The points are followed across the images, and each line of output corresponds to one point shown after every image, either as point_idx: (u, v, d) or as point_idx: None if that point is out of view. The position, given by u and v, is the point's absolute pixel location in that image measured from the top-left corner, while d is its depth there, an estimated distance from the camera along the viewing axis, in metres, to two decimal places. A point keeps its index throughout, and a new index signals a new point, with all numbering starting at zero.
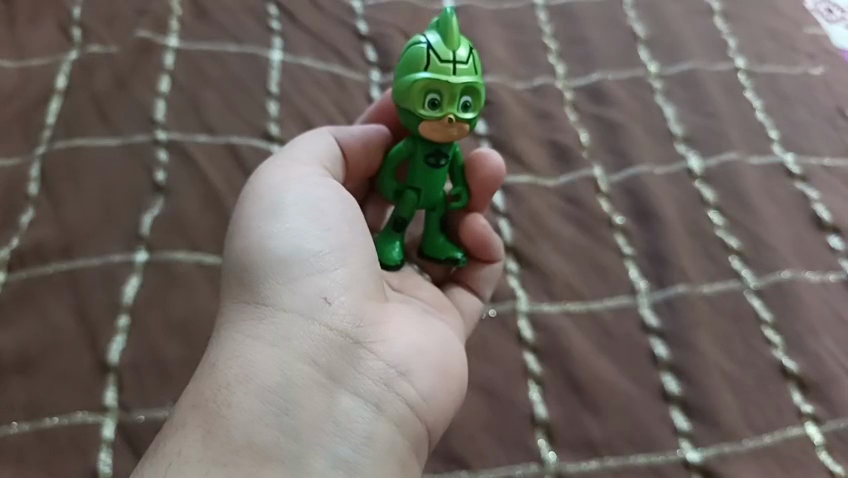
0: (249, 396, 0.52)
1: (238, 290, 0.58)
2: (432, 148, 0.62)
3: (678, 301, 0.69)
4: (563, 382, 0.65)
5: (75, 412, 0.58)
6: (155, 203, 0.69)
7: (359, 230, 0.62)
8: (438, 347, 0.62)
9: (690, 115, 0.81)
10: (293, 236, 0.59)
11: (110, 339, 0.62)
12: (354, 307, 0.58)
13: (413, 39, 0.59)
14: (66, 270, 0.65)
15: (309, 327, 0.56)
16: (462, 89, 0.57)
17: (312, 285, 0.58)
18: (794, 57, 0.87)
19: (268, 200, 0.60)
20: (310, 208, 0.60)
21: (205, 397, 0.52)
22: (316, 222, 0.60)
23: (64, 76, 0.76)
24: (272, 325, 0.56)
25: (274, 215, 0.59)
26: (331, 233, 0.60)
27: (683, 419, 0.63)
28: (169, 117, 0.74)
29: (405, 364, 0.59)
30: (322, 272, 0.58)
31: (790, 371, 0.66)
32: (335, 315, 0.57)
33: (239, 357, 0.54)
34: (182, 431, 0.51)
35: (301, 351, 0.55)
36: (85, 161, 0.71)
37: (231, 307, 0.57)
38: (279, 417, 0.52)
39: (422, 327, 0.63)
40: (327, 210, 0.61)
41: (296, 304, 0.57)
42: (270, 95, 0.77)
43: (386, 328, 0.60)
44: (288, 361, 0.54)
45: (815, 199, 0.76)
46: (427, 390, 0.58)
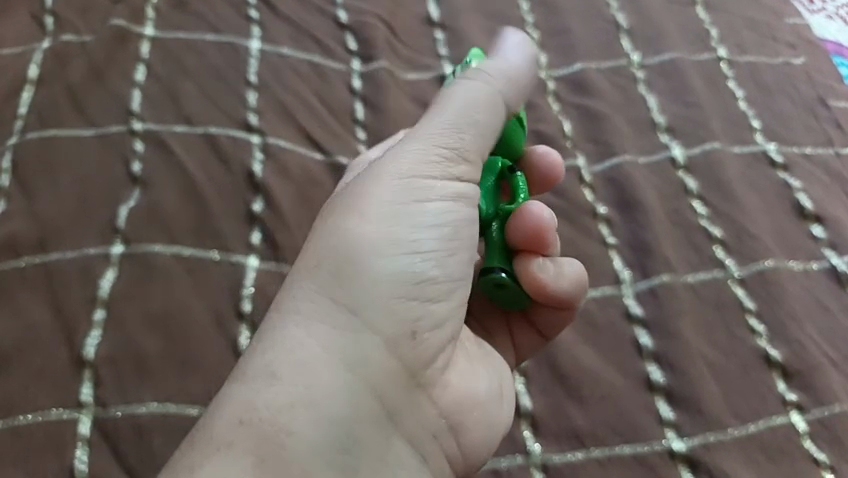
0: (315, 427, 0.48)
1: (330, 281, 0.52)
2: None
3: (661, 290, 0.68)
4: (548, 374, 0.65)
5: (49, 409, 0.57)
6: (132, 194, 0.68)
7: (458, 263, 0.57)
8: (496, 398, 0.60)
9: (673, 104, 0.81)
10: (398, 255, 0.54)
11: (85, 334, 0.60)
12: (434, 346, 0.55)
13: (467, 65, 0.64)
14: (40, 264, 0.63)
15: (390, 359, 0.52)
16: None
17: (408, 313, 0.54)
18: (775, 46, 0.87)
19: (385, 191, 0.55)
20: (432, 217, 0.56)
21: (263, 414, 0.48)
22: (417, 244, 0.55)
23: (36, 65, 0.75)
24: (356, 345, 0.51)
25: (388, 217, 0.54)
26: (430, 259, 0.55)
27: (667, 409, 0.63)
28: (146, 107, 0.73)
29: (461, 418, 0.57)
30: (414, 301, 0.54)
31: (774, 359, 0.65)
32: (417, 351, 0.54)
33: (310, 376, 0.49)
34: (228, 451, 0.46)
35: (375, 387, 0.51)
36: (59, 152, 0.69)
37: (319, 303, 0.51)
38: (342, 458, 0.48)
39: (482, 372, 0.60)
40: (451, 228, 0.57)
41: (388, 328, 0.53)
42: (249, 85, 0.76)
43: (453, 373, 0.58)
44: (361, 395, 0.50)
45: (798, 188, 0.76)
46: (470, 445, 0.57)
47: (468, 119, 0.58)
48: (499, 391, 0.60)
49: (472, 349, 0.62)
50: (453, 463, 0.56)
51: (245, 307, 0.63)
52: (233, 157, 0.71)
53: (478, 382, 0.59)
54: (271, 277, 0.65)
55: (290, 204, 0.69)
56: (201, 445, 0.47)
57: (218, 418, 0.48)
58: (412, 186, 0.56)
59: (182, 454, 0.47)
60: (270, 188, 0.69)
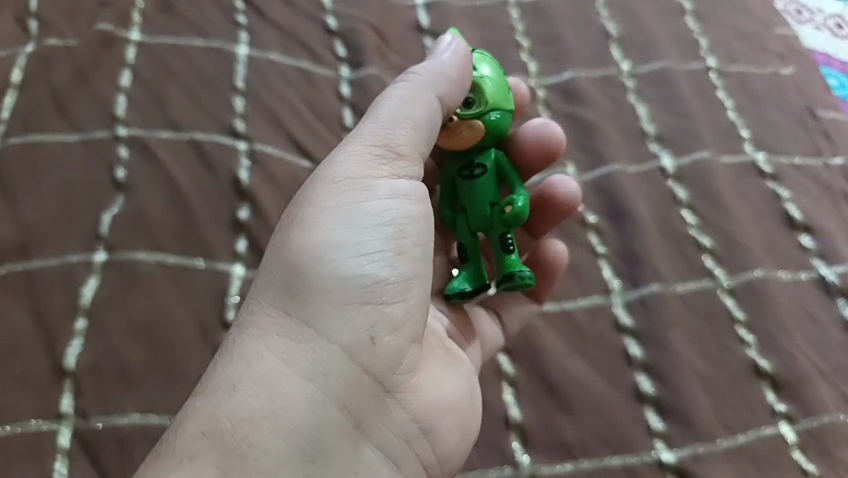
0: (277, 438, 0.49)
1: (281, 294, 0.53)
2: (466, 162, 0.61)
3: (651, 300, 0.68)
4: (537, 384, 0.64)
5: (29, 420, 0.56)
6: (116, 200, 0.66)
7: (414, 255, 0.57)
8: (467, 401, 0.60)
9: (663, 113, 0.81)
10: (349, 259, 0.54)
11: (66, 343, 0.59)
12: (399, 349, 0.55)
13: None
14: (21, 271, 0.62)
15: (349, 365, 0.52)
16: None
17: (363, 319, 0.54)
18: (764, 57, 0.87)
19: (330, 195, 0.56)
20: (387, 218, 0.56)
21: (222, 426, 0.48)
22: (366, 243, 0.55)
23: (20, 69, 0.73)
24: (311, 353, 0.52)
25: (338, 223, 0.55)
26: (384, 259, 0.55)
27: (657, 419, 0.62)
28: (131, 112, 0.72)
29: (433, 423, 0.57)
30: (373, 305, 0.54)
31: (763, 370, 0.65)
32: (378, 357, 0.54)
33: (266, 386, 0.50)
34: (192, 464, 0.47)
35: (335, 394, 0.52)
36: (42, 157, 0.68)
37: (271, 316, 0.53)
38: (304, 466, 0.49)
39: (455, 376, 0.60)
40: (404, 228, 0.57)
41: (343, 336, 0.53)
42: (237, 91, 0.75)
43: (423, 377, 0.57)
44: (320, 401, 0.51)
45: (787, 198, 0.76)
46: (446, 451, 0.57)
47: (404, 113, 0.58)
48: (469, 395, 0.60)
49: (443, 355, 0.61)
50: (428, 471, 0.56)
51: (230, 315, 0.62)
52: (219, 163, 0.70)
53: (452, 385, 0.59)
54: None
55: (278, 211, 0.68)
56: (164, 457, 0.47)
57: (181, 429, 0.49)
58: (362, 191, 0.56)
59: (144, 465, 0.48)
60: (257, 194, 0.68)
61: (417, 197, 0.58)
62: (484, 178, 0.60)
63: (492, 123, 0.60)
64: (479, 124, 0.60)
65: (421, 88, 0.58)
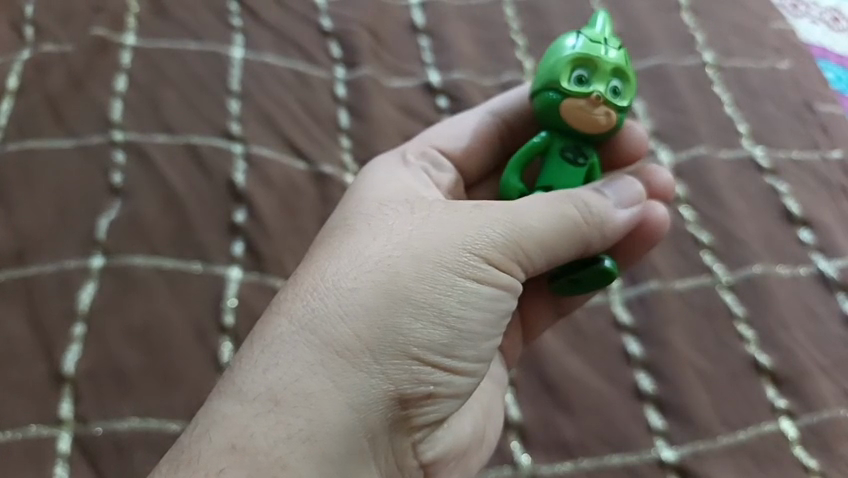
0: (302, 467, 0.48)
1: (365, 329, 0.51)
2: (572, 144, 0.61)
3: (650, 297, 0.68)
4: (537, 383, 0.64)
5: (29, 425, 0.56)
6: (113, 205, 0.66)
7: (485, 331, 0.56)
8: (477, 436, 0.59)
9: (660, 109, 0.80)
10: (433, 316, 0.53)
11: (65, 349, 0.59)
12: (440, 408, 0.55)
13: (594, 34, 0.59)
14: (19, 277, 0.62)
15: (394, 416, 0.52)
16: (612, 69, 0.57)
17: (427, 377, 0.52)
18: (761, 51, 0.87)
19: (439, 247, 0.54)
20: (485, 299, 0.55)
21: (255, 443, 0.48)
22: (452, 309, 0.53)
23: (16, 75, 0.74)
24: (368, 394, 0.50)
25: (435, 277, 0.53)
26: (461, 328, 0.54)
27: (657, 417, 0.62)
28: (127, 117, 0.72)
29: (441, 466, 0.57)
30: (438, 370, 0.53)
31: (763, 366, 0.65)
32: (418, 408, 0.53)
33: (313, 413, 0.49)
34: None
35: (372, 435, 0.51)
36: (38, 163, 0.68)
37: (348, 344, 0.50)
38: None
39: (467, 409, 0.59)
40: (491, 318, 0.56)
41: (405, 390, 0.51)
42: (232, 94, 0.75)
43: (449, 424, 0.57)
44: (356, 443, 0.50)
45: (785, 193, 0.75)
46: None
47: (549, 222, 0.57)
48: (482, 427, 0.59)
49: None
50: None
51: (227, 320, 0.62)
52: (215, 167, 0.70)
53: (465, 421, 0.59)
54: (256, 289, 0.64)
55: (274, 214, 0.68)
56: (186, 467, 0.47)
57: (208, 436, 0.48)
58: (475, 263, 0.54)
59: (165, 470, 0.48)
60: (254, 198, 0.68)
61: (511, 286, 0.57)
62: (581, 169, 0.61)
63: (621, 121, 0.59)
64: (617, 117, 0.58)
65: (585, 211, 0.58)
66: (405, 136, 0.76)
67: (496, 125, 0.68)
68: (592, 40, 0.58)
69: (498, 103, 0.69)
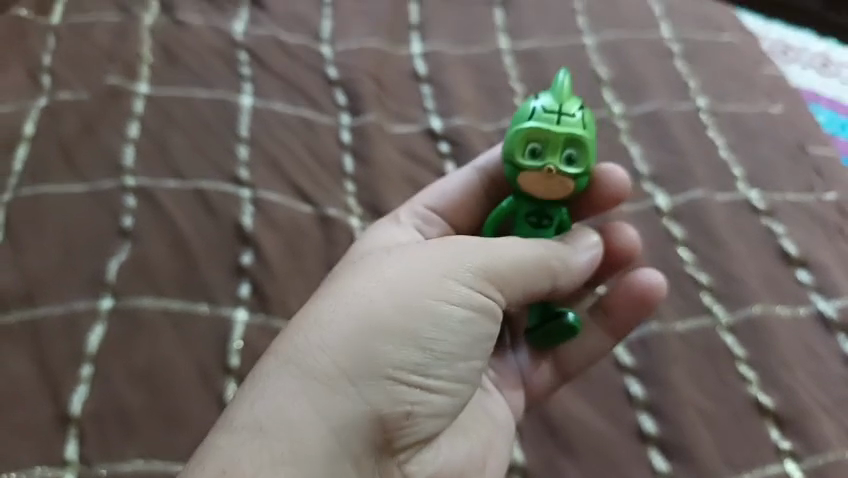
0: None
1: (342, 355, 0.52)
2: (536, 208, 0.63)
3: (650, 338, 0.69)
4: (539, 426, 0.64)
5: (35, 467, 0.56)
6: (122, 248, 0.68)
7: (466, 355, 0.57)
8: (475, 463, 0.60)
9: (657, 153, 0.82)
10: (411, 341, 0.54)
11: (72, 390, 0.60)
12: (423, 429, 0.56)
13: (551, 100, 0.59)
14: (29, 319, 0.63)
15: (374, 436, 0.53)
16: (565, 139, 0.58)
17: (406, 398, 0.54)
18: (754, 96, 0.89)
19: (415, 276, 0.56)
20: (464, 324, 0.56)
21: (241, 468, 0.48)
22: (431, 334, 0.55)
23: (31, 123, 0.76)
24: (346, 415, 0.51)
25: (412, 303, 0.55)
26: (441, 353, 0.55)
27: (661, 459, 0.63)
28: (138, 163, 0.74)
29: None
30: (418, 392, 0.54)
31: (765, 406, 0.65)
32: (401, 429, 0.54)
33: (295, 437, 0.50)
34: None
35: (354, 455, 0.52)
36: (51, 208, 0.70)
37: (326, 369, 0.52)
38: None
39: (466, 439, 0.61)
40: (471, 340, 0.57)
41: (384, 411, 0.53)
42: (240, 140, 0.77)
43: (436, 448, 0.58)
44: (338, 465, 0.51)
45: (782, 234, 0.77)
46: None
47: (520, 252, 0.59)
48: (480, 457, 0.60)
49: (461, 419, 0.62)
50: None
51: (233, 361, 0.63)
52: (223, 210, 0.71)
53: (457, 452, 0.60)
54: (261, 330, 0.65)
55: (280, 256, 0.69)
56: None
57: (199, 467, 0.49)
58: (452, 290, 0.56)
59: None
60: (260, 240, 0.70)
61: (492, 313, 0.58)
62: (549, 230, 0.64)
63: (581, 185, 0.59)
64: (572, 184, 0.59)
65: (544, 245, 0.61)
66: (408, 179, 0.78)
67: (484, 182, 0.70)
68: (547, 108, 0.59)
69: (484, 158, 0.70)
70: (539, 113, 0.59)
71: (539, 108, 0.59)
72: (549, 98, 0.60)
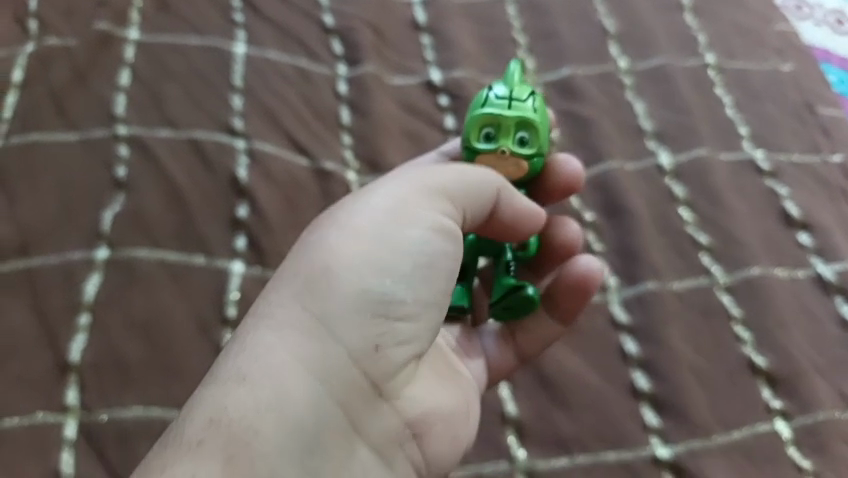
0: (280, 431, 0.49)
1: (303, 295, 0.53)
2: None
3: (648, 297, 0.68)
4: (533, 380, 0.65)
5: (36, 413, 0.57)
6: (116, 199, 0.67)
7: (432, 277, 0.57)
8: (461, 403, 0.60)
9: (661, 110, 0.81)
10: (370, 268, 0.54)
11: (70, 339, 0.60)
12: (404, 362, 0.56)
13: (502, 88, 0.62)
14: (24, 268, 0.63)
15: (355, 371, 0.53)
16: (516, 124, 0.61)
17: (378, 329, 0.54)
18: (763, 53, 0.87)
19: (365, 208, 0.56)
20: (422, 249, 0.56)
21: (227, 416, 0.48)
22: (389, 259, 0.55)
23: (21, 69, 0.74)
24: (320, 356, 0.52)
25: (367, 235, 0.55)
26: (401, 276, 0.55)
27: (653, 415, 0.63)
28: (130, 112, 0.72)
29: (424, 430, 0.57)
30: (391, 320, 0.54)
31: (758, 366, 0.66)
32: (382, 365, 0.54)
33: (277, 380, 0.50)
34: (199, 450, 0.47)
35: (338, 396, 0.52)
36: (43, 156, 0.68)
37: (291, 310, 0.52)
38: (304, 462, 0.49)
39: (448, 386, 0.61)
40: (431, 258, 0.57)
41: (356, 344, 0.53)
42: (235, 89, 0.75)
43: (420, 387, 0.58)
44: (324, 402, 0.51)
45: (784, 195, 0.76)
46: (434, 455, 0.58)
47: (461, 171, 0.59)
48: (463, 397, 0.61)
49: (440, 367, 0.62)
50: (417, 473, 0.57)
51: (229, 312, 0.63)
52: (218, 161, 0.70)
53: (441, 392, 0.60)
54: (257, 283, 0.64)
55: (276, 209, 0.68)
56: (172, 443, 0.47)
57: (188, 417, 0.49)
58: (402, 215, 0.56)
59: (151, 453, 0.48)
60: (255, 192, 0.69)
61: (449, 232, 0.58)
62: None
63: (534, 165, 0.62)
64: (526, 164, 0.61)
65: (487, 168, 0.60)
66: (407, 132, 0.76)
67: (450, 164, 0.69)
68: (499, 96, 0.61)
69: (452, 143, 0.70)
70: (491, 100, 0.61)
71: (491, 95, 0.62)
72: (502, 85, 0.62)
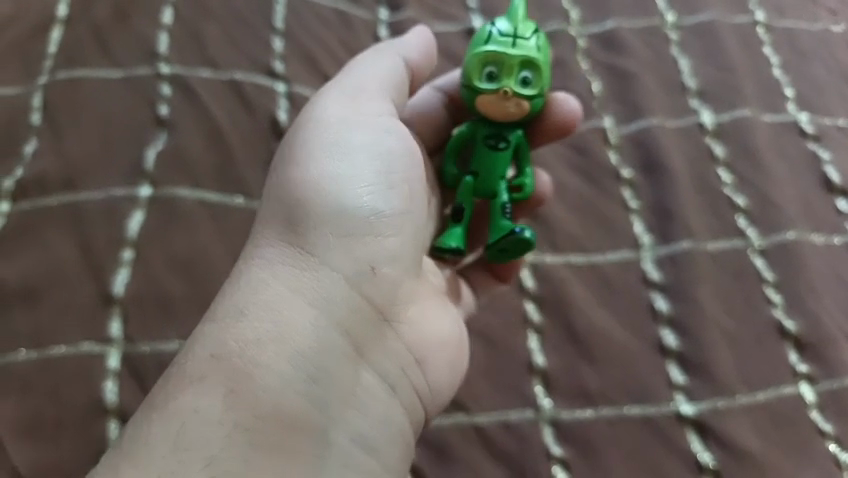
0: (281, 358, 0.54)
1: (284, 226, 0.59)
2: (494, 131, 0.66)
3: (681, 256, 0.69)
4: (562, 332, 0.65)
5: (82, 342, 0.59)
6: (158, 137, 0.68)
7: (399, 182, 0.63)
8: (457, 331, 0.64)
9: (706, 67, 0.79)
10: (344, 183, 0.61)
11: (114, 273, 0.61)
12: (396, 283, 0.61)
13: (505, 26, 0.64)
14: (69, 202, 0.64)
15: (351, 294, 0.58)
16: (520, 63, 0.63)
17: (364, 248, 0.60)
18: (814, 12, 0.85)
19: (323, 135, 0.62)
20: (381, 159, 0.63)
21: (229, 350, 0.53)
22: (359, 170, 0.62)
23: (64, 3, 0.74)
24: (313, 281, 0.57)
25: (332, 156, 0.61)
26: (371, 184, 0.62)
27: (679, 373, 0.64)
28: (172, 50, 0.72)
29: (424, 354, 0.62)
30: (376, 235, 0.61)
31: (788, 330, 0.66)
32: (375, 287, 0.59)
33: (273, 311, 0.55)
34: (201, 383, 0.52)
35: (338, 321, 0.57)
36: (87, 92, 0.69)
37: (276, 242, 0.59)
38: (307, 384, 0.54)
39: (447, 313, 0.64)
40: (389, 162, 0.63)
41: (344, 265, 0.59)
42: (276, 31, 0.75)
43: (417, 311, 0.63)
44: (324, 326, 0.56)
45: (826, 161, 0.75)
46: (436, 381, 0.61)
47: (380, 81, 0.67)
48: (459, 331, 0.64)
49: (433, 294, 0.65)
50: (422, 400, 0.60)
51: None
52: (258, 103, 0.71)
53: (438, 322, 0.63)
54: None
55: None
56: (178, 380, 0.52)
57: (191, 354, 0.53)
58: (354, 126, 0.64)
59: (158, 388, 0.52)
60: None
61: (400, 135, 0.65)
62: (506, 151, 0.66)
63: (536, 106, 0.64)
64: (527, 105, 0.63)
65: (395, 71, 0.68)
66: None
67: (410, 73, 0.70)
68: (503, 34, 0.63)
69: (412, 49, 0.70)
70: (494, 38, 0.63)
71: (494, 33, 0.63)
72: (506, 23, 0.64)
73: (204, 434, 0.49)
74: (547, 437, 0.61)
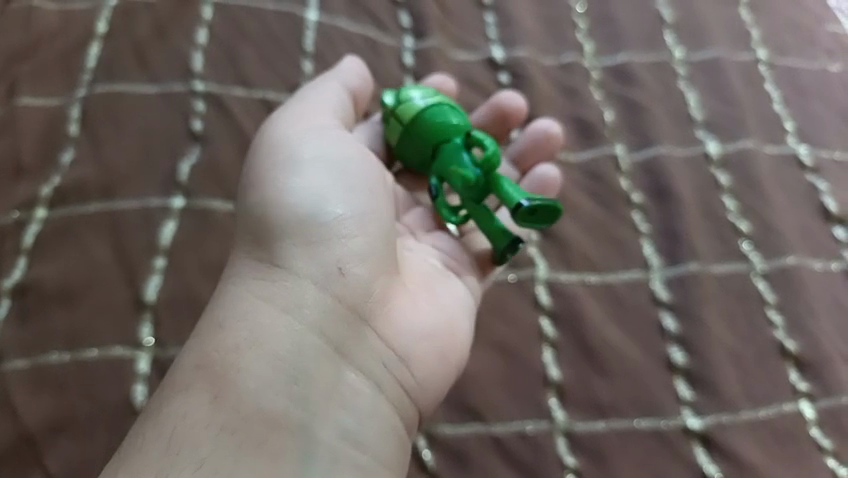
0: (260, 362, 0.57)
1: (258, 244, 0.63)
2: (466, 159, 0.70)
3: (689, 278, 0.72)
4: (575, 348, 0.68)
5: (114, 346, 0.61)
6: (192, 151, 0.71)
7: (360, 186, 0.66)
8: (445, 326, 0.66)
9: (711, 100, 0.84)
10: (306, 194, 0.64)
11: (146, 279, 0.64)
12: (371, 282, 0.63)
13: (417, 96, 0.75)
14: (106, 209, 0.67)
15: (322, 297, 0.61)
16: None
17: (330, 254, 0.62)
18: (813, 52, 0.89)
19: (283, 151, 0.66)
20: (339, 169, 0.66)
21: (212, 360, 0.57)
22: (316, 179, 0.65)
23: (105, 21, 0.78)
24: (285, 290, 0.61)
25: (292, 170, 0.65)
26: (327, 188, 0.65)
27: (686, 388, 0.67)
28: (207, 68, 0.76)
29: (406, 352, 0.63)
30: (342, 239, 0.63)
31: (789, 350, 0.69)
32: (349, 287, 0.62)
33: (249, 320, 0.59)
34: (189, 392, 0.56)
35: (311, 324, 0.60)
36: (124, 106, 0.72)
37: (250, 257, 0.62)
38: (287, 386, 0.57)
39: (430, 308, 0.66)
40: (342, 167, 0.67)
41: (312, 271, 0.61)
42: (306, 55, 0.79)
43: (398, 311, 0.64)
44: (297, 329, 0.59)
45: (824, 191, 0.79)
46: (425, 377, 0.63)
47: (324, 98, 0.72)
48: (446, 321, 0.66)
49: (415, 286, 0.68)
50: (410, 397, 0.62)
51: None
52: None
53: (421, 318, 0.65)
54: None
55: None
56: (170, 389, 0.56)
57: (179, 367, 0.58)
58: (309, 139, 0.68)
59: (152, 400, 0.57)
60: None
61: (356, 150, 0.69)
62: None
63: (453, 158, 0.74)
64: None
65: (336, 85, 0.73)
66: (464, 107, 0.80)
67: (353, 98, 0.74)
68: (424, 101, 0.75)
69: (350, 76, 0.74)
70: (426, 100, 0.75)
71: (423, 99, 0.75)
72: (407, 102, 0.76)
73: (199, 440, 0.53)
74: (561, 447, 0.63)
